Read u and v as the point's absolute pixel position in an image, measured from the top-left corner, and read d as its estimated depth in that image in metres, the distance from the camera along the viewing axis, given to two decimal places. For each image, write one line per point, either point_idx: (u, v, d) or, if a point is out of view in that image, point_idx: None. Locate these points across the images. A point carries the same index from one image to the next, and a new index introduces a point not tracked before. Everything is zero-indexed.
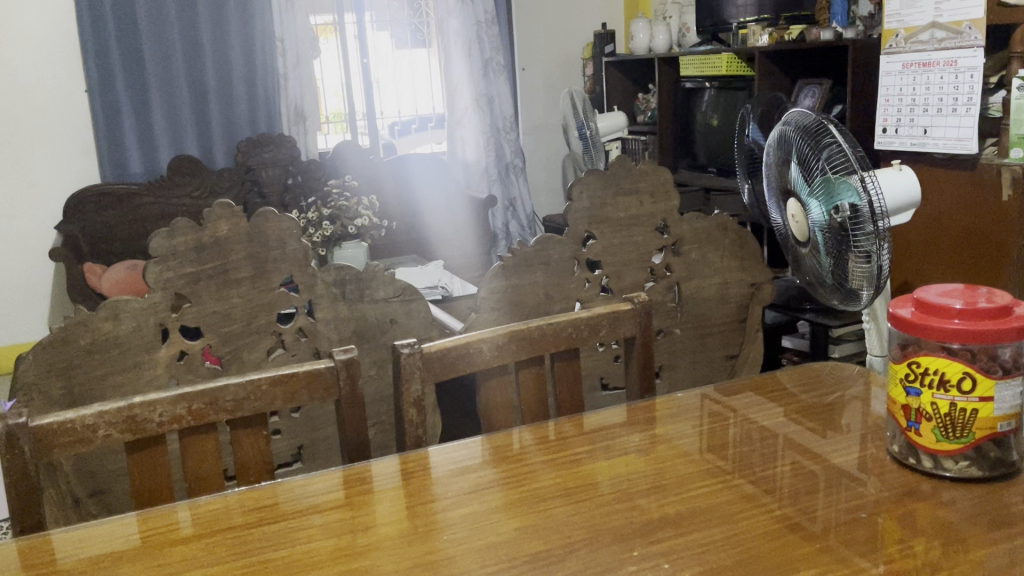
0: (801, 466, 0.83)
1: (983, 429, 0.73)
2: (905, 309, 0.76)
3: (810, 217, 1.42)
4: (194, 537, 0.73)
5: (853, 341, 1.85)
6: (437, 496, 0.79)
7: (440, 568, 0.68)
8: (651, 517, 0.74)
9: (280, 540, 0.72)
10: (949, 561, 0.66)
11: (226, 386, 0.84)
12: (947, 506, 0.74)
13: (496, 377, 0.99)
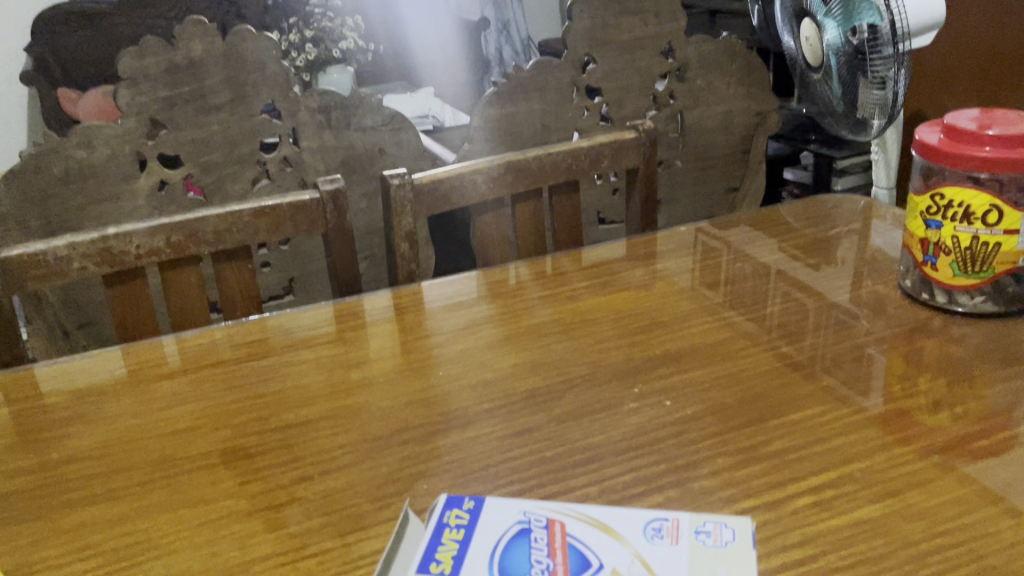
0: (806, 301, 0.80)
1: (1004, 263, 0.69)
2: (932, 137, 0.71)
3: (825, 40, 1.32)
4: (181, 372, 0.71)
5: (858, 175, 1.80)
6: (432, 332, 0.76)
7: (435, 405, 0.66)
8: (651, 354, 0.72)
9: (271, 376, 0.70)
10: (957, 399, 0.65)
11: (205, 217, 0.79)
12: (956, 343, 0.71)
13: (493, 210, 0.95)
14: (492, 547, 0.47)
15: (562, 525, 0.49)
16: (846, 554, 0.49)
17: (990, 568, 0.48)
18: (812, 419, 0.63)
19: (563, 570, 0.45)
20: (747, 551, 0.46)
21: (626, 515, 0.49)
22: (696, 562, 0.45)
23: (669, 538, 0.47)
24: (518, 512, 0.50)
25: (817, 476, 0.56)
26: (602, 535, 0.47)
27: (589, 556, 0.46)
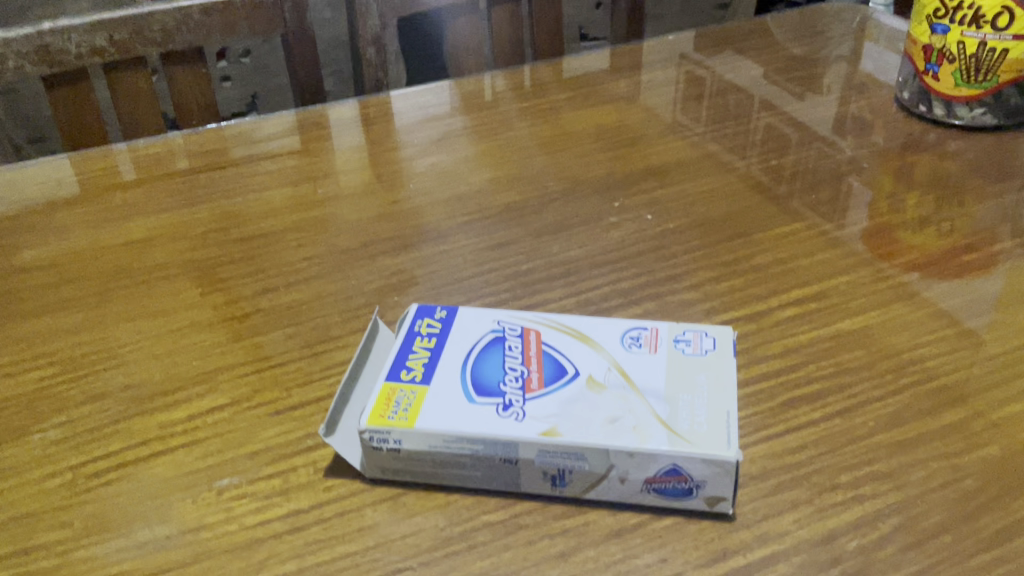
0: (796, 116, 0.76)
1: (1010, 73, 0.66)
2: None
3: None
4: (135, 182, 0.67)
5: None
6: (402, 144, 0.72)
7: (405, 219, 0.62)
8: (633, 169, 0.68)
9: (232, 187, 0.66)
10: (946, 214, 0.62)
11: (152, 13, 0.72)
12: (950, 159, 0.68)
13: (467, 16, 0.88)
14: (465, 354, 0.45)
15: (537, 334, 0.47)
16: (826, 366, 0.48)
17: (967, 379, 0.47)
18: (797, 233, 0.60)
19: (538, 377, 0.44)
20: (728, 359, 0.44)
21: (604, 323, 0.47)
22: (675, 369, 0.44)
23: (648, 347, 0.45)
24: (491, 321, 0.48)
25: (801, 289, 0.54)
26: (578, 343, 0.46)
27: (565, 364, 0.44)
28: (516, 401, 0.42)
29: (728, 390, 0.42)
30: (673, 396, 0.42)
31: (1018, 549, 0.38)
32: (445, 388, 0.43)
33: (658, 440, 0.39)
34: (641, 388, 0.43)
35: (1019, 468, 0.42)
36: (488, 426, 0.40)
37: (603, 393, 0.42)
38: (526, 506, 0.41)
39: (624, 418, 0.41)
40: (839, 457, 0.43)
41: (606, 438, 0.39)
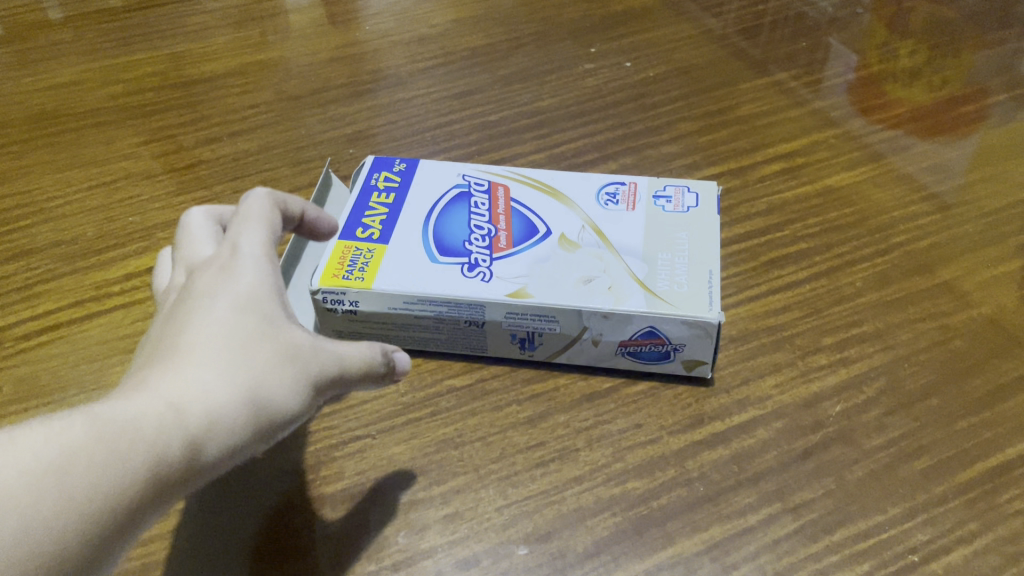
0: None
1: None
2: None
3: None
4: (61, 20, 0.60)
5: None
6: None
7: (361, 63, 0.57)
8: (610, 12, 0.63)
9: (168, 28, 0.60)
10: (943, 63, 0.58)
11: None
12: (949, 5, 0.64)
13: None
14: (427, 212, 0.41)
15: (505, 189, 0.43)
16: (814, 224, 0.45)
17: (960, 238, 0.44)
18: (787, 82, 0.56)
19: (506, 236, 0.40)
20: (711, 215, 0.41)
21: (578, 178, 0.43)
22: (654, 227, 0.40)
23: (625, 204, 0.42)
24: (456, 176, 0.44)
25: (788, 143, 0.51)
26: (550, 199, 0.42)
27: (535, 221, 0.41)
28: (482, 261, 0.39)
29: (710, 248, 0.39)
30: (652, 256, 0.39)
31: (1004, 412, 0.37)
32: (405, 248, 0.39)
33: (635, 301, 0.36)
34: (618, 247, 0.39)
35: (1010, 330, 0.40)
36: (450, 287, 0.37)
37: (577, 253, 0.39)
38: (493, 371, 0.39)
39: (599, 278, 0.38)
40: (825, 319, 0.40)
41: (578, 299, 0.36)
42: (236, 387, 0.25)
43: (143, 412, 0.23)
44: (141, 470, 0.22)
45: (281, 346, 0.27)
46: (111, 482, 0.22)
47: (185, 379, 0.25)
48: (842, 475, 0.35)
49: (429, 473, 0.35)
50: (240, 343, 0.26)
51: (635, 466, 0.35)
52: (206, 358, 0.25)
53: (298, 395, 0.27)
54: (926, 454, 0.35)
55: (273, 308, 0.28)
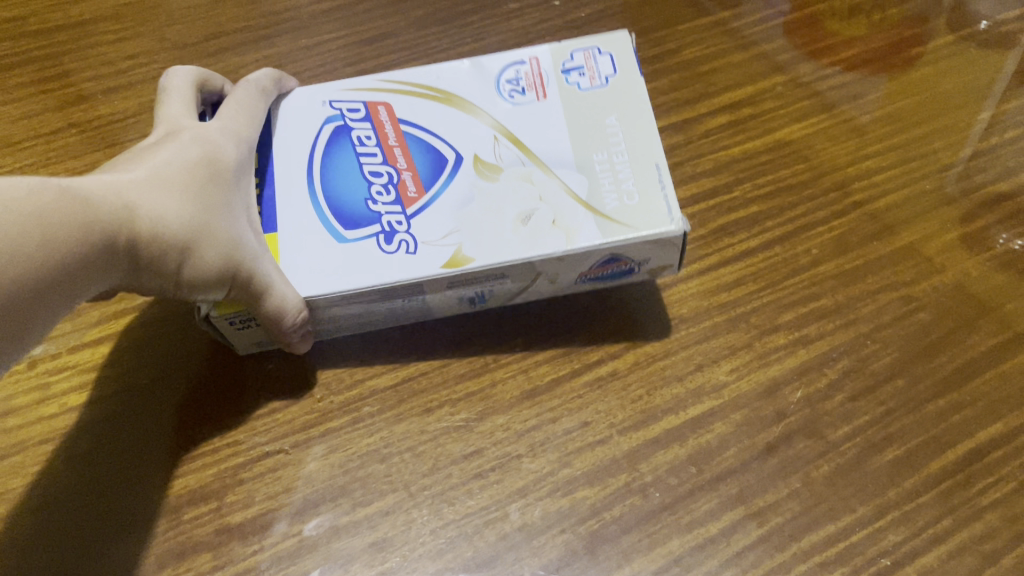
0: None
1: None
2: None
3: None
4: None
5: None
6: None
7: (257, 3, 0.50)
8: None
9: None
10: None
11: None
12: None
13: None
14: (307, 165, 0.34)
15: (387, 108, 0.36)
16: (764, 184, 0.42)
17: (918, 197, 0.41)
18: (730, 20, 0.51)
19: (412, 177, 0.34)
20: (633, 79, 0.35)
21: (465, 71, 0.36)
22: (578, 120, 0.35)
23: (533, 91, 0.35)
24: (321, 103, 0.36)
25: (733, 92, 0.47)
26: (448, 109, 0.35)
27: (438, 146, 0.34)
28: (396, 224, 0.33)
29: (646, 132, 0.34)
30: (588, 162, 0.34)
31: (973, 393, 0.34)
32: (296, 227, 0.33)
33: (588, 231, 0.32)
34: (545, 159, 0.34)
35: (975, 299, 0.37)
36: (372, 273, 0.31)
37: (501, 181, 0.33)
38: (421, 366, 0.34)
39: (539, 213, 0.32)
40: (782, 293, 0.37)
41: (524, 249, 0.32)
42: (177, 220, 0.28)
43: (109, 192, 0.27)
44: (73, 245, 0.25)
45: (228, 224, 0.30)
46: (66, 254, 0.24)
47: (144, 202, 0.28)
48: (809, 472, 0.32)
49: (352, 494, 0.31)
50: (197, 196, 0.29)
51: (585, 472, 0.32)
52: (169, 186, 0.29)
53: (223, 272, 0.30)
54: (896, 444, 0.33)
55: (235, 181, 0.32)
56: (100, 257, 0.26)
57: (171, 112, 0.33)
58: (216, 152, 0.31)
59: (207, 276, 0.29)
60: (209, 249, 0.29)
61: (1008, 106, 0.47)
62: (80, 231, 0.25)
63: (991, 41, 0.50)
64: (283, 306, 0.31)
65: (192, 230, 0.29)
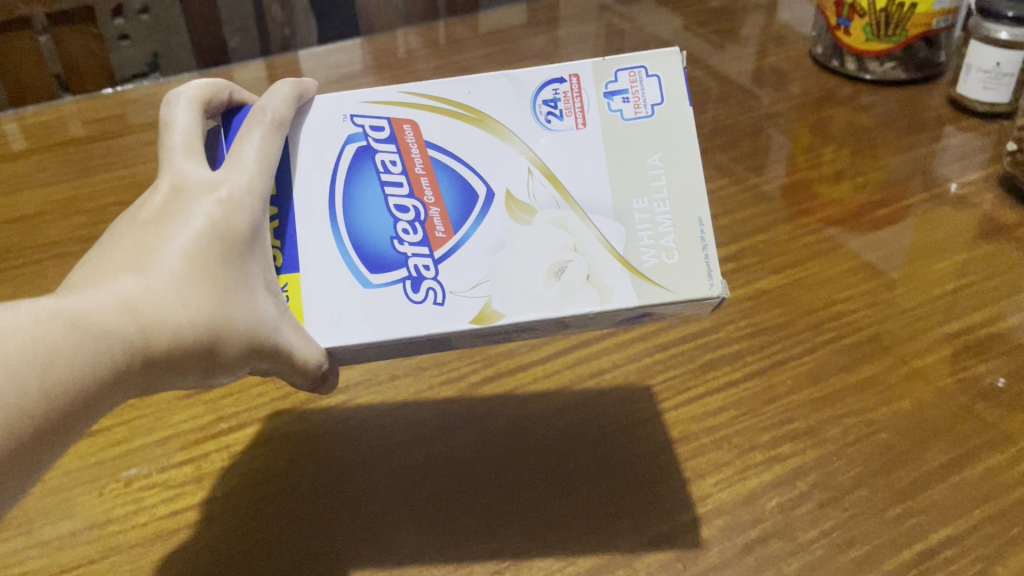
0: (715, 69, 0.74)
1: (919, 26, 0.66)
2: None
3: None
4: (25, 152, 0.64)
5: None
6: None
7: None
8: None
9: (133, 158, 0.63)
10: (858, 166, 0.62)
11: None
12: (865, 111, 0.68)
13: None
14: (330, 197, 0.37)
15: (413, 128, 0.38)
16: (746, 326, 0.49)
17: (881, 335, 0.48)
18: (717, 191, 0.60)
19: (440, 215, 0.37)
20: (678, 111, 0.38)
21: (500, 95, 0.38)
22: (621, 162, 0.37)
23: (573, 118, 0.38)
24: (343, 119, 0.38)
25: (719, 250, 0.54)
26: (480, 134, 0.38)
27: (471, 180, 0.37)
28: (423, 270, 0.36)
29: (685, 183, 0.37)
30: (626, 211, 0.37)
31: (928, 501, 0.39)
32: (325, 265, 0.36)
33: (623, 293, 0.36)
34: (583, 205, 0.37)
35: (931, 422, 0.43)
36: (403, 319, 0.35)
37: (536, 228, 0.37)
38: (446, 483, 0.41)
39: (571, 266, 0.36)
40: (760, 418, 0.43)
41: (559, 306, 0.35)
42: (195, 323, 0.30)
43: (116, 322, 0.28)
44: (86, 375, 0.27)
45: (245, 302, 0.32)
46: (78, 398, 0.27)
47: (160, 313, 0.29)
48: (782, 568, 0.37)
49: None
50: (215, 285, 0.31)
51: (588, 568, 0.37)
52: (184, 286, 0.30)
53: (246, 352, 0.32)
54: (858, 544, 0.38)
55: (247, 246, 0.32)
56: (116, 385, 0.28)
57: (180, 164, 0.33)
58: (231, 220, 0.32)
59: (230, 360, 0.32)
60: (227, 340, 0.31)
61: (964, 256, 0.53)
62: (90, 370, 0.27)
63: (946, 204, 0.58)
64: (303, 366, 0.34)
65: (216, 325, 0.30)
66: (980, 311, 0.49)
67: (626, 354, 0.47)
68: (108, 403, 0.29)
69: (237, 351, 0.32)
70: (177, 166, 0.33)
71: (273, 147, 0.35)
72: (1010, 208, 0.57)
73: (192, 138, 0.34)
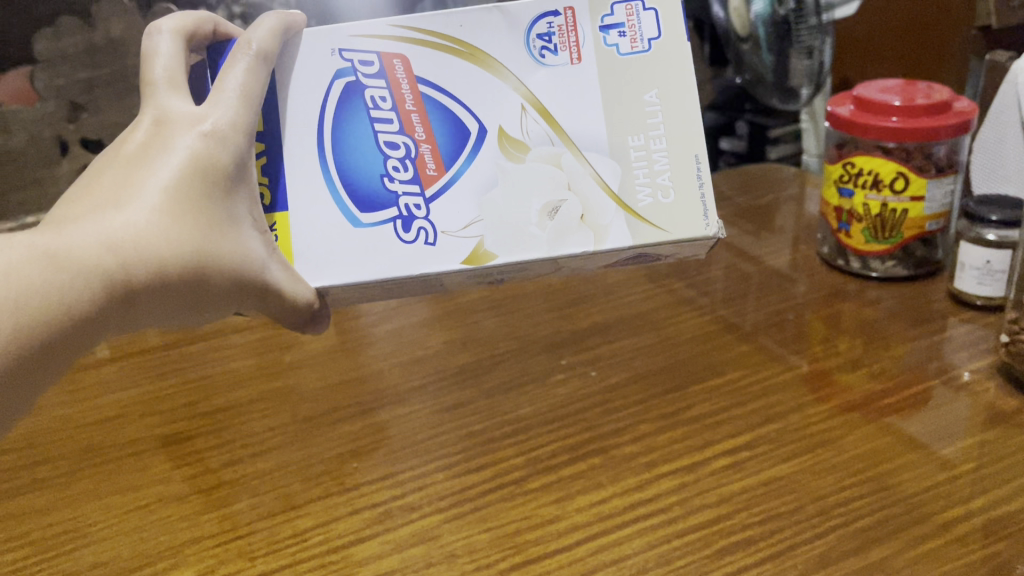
0: (733, 271, 0.81)
1: (913, 229, 0.73)
2: (843, 109, 0.74)
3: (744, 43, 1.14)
4: (108, 360, 0.73)
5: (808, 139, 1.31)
6: (362, 312, 0.79)
7: (367, 385, 0.68)
8: (579, 327, 0.74)
9: (202, 364, 0.72)
10: (870, 356, 0.66)
11: None
12: (871, 305, 0.73)
13: None
14: (320, 134, 0.53)
15: (403, 62, 0.54)
16: (759, 511, 0.52)
17: (889, 519, 0.50)
18: (736, 381, 0.65)
19: (430, 152, 0.53)
20: (665, 46, 0.53)
21: (502, 40, 0.54)
22: (625, 99, 0.54)
23: (566, 53, 0.54)
24: (335, 53, 0.54)
25: (734, 438, 0.58)
26: (475, 67, 0.54)
27: (467, 118, 0.54)
28: (415, 210, 0.53)
29: (675, 116, 0.53)
30: (623, 145, 0.53)
31: None
32: (315, 200, 0.53)
33: (619, 236, 0.52)
34: (580, 150, 0.53)
35: None
36: (391, 253, 0.52)
37: (525, 167, 0.53)
38: None
39: (566, 206, 0.53)
40: None
41: (557, 244, 0.52)
42: (195, 240, 0.44)
43: (131, 234, 0.41)
44: (113, 271, 0.40)
45: (236, 235, 0.47)
46: (110, 291, 0.40)
47: (164, 229, 0.43)
48: None
49: None
50: (206, 209, 0.45)
51: None
52: (180, 212, 0.44)
53: (237, 276, 0.46)
54: None
55: (233, 177, 0.47)
56: (138, 284, 0.41)
57: (162, 102, 0.47)
58: (216, 160, 0.46)
59: (227, 278, 0.46)
60: (222, 253, 0.45)
61: (969, 443, 0.56)
62: (115, 269, 0.40)
63: (952, 392, 0.61)
64: (288, 298, 0.49)
65: (210, 249, 0.45)
66: (983, 495, 0.52)
67: (647, 540, 0.50)
68: (133, 309, 0.42)
69: (227, 270, 0.46)
70: (163, 107, 0.47)
71: (252, 75, 0.49)
72: (1011, 396, 0.60)
73: (173, 75, 0.49)
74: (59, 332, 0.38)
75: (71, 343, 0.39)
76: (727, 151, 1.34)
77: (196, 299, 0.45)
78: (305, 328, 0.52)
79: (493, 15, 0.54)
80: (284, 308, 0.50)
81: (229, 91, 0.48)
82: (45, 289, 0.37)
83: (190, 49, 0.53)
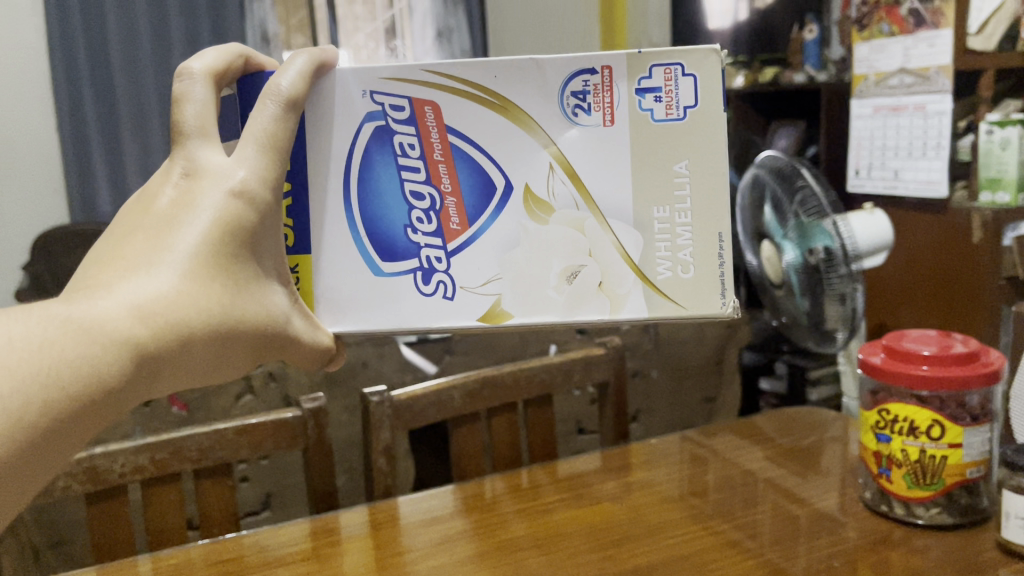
0: (779, 513, 0.81)
1: (953, 476, 0.73)
2: (876, 356, 0.78)
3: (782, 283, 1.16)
4: None
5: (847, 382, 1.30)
6: (407, 547, 0.80)
7: None
8: (624, 568, 0.73)
9: None
10: None
11: (191, 436, 0.88)
12: (919, 554, 0.72)
13: (468, 424, 1.05)
14: (347, 177, 0.58)
15: (432, 109, 0.57)
16: None
17: None
18: None
19: (455, 203, 0.58)
20: (699, 114, 0.56)
21: (534, 99, 0.56)
22: (654, 173, 0.56)
23: (594, 111, 0.56)
24: (366, 95, 0.57)
25: None
26: (504, 118, 0.56)
27: (495, 175, 0.57)
28: (436, 260, 0.58)
29: (700, 189, 0.56)
30: (648, 218, 0.57)
31: None
32: (345, 244, 0.58)
33: (637, 304, 0.58)
34: (603, 212, 0.57)
35: None
36: (412, 296, 0.58)
37: (549, 227, 0.57)
38: None
39: (586, 270, 0.58)
40: None
41: (576, 304, 0.58)
42: (220, 300, 0.49)
43: (162, 298, 0.46)
44: (147, 334, 0.44)
45: (260, 292, 0.53)
46: (147, 357, 0.44)
47: (194, 291, 0.48)
48: None
49: None
50: (231, 267, 0.50)
51: None
52: (207, 275, 0.49)
53: (258, 331, 0.52)
54: None
55: (257, 234, 0.52)
56: (170, 346, 0.46)
57: (191, 158, 0.52)
58: (240, 219, 0.51)
59: (252, 333, 0.52)
60: (245, 313, 0.51)
61: None
62: (149, 332, 0.44)
63: None
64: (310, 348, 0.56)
65: (234, 307, 0.50)
66: None
67: None
68: (166, 369, 0.46)
69: (250, 326, 0.52)
70: (193, 161, 0.51)
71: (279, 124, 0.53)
72: None
73: (204, 120, 0.52)
74: (104, 401, 0.42)
75: (112, 411, 0.43)
76: (768, 390, 1.41)
77: (223, 351, 0.50)
78: (323, 367, 0.58)
79: (529, 69, 0.56)
80: (303, 356, 0.56)
81: (256, 143, 0.53)
82: (87, 359, 0.41)
83: (226, 84, 0.56)
